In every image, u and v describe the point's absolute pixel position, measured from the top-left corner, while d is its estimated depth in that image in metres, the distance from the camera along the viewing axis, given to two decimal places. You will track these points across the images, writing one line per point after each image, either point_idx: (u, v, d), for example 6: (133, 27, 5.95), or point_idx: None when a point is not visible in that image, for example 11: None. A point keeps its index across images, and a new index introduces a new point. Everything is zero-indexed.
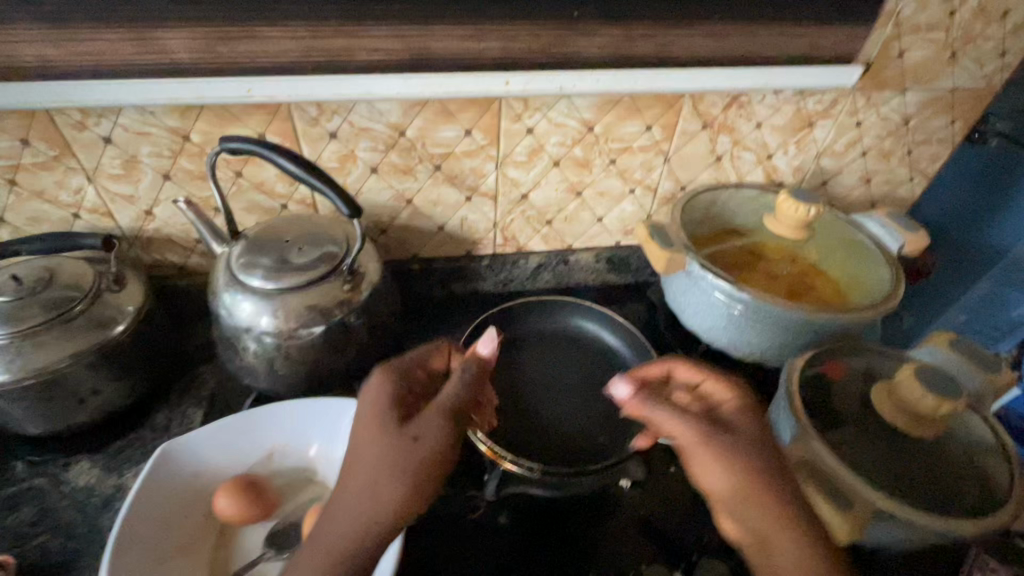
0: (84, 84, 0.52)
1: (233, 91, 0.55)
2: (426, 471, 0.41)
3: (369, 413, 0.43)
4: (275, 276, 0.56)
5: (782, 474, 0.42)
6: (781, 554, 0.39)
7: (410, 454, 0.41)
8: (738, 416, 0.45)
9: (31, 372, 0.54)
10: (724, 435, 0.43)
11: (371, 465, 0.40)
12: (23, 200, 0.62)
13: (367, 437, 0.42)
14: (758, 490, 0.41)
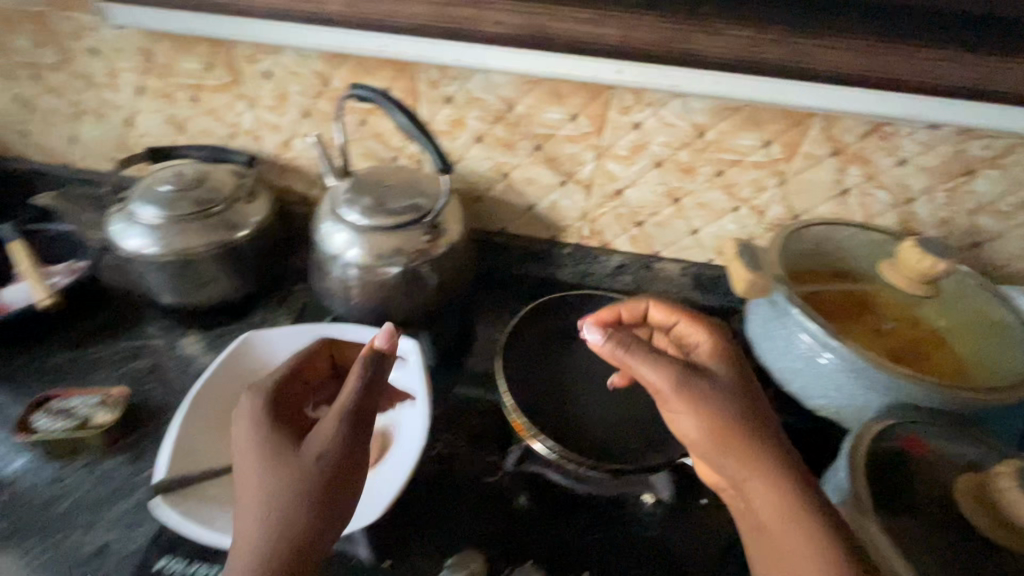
0: (260, 21, 0.62)
1: (372, 45, 0.62)
2: (333, 483, 0.42)
3: (255, 444, 0.44)
4: (369, 215, 0.62)
5: (767, 421, 0.47)
6: (753, 495, 0.44)
7: (315, 471, 0.42)
8: (722, 368, 0.51)
9: (171, 251, 0.66)
10: (710, 390, 0.48)
11: (274, 490, 0.41)
12: (201, 115, 0.75)
13: (262, 468, 0.43)
14: (748, 439, 0.46)
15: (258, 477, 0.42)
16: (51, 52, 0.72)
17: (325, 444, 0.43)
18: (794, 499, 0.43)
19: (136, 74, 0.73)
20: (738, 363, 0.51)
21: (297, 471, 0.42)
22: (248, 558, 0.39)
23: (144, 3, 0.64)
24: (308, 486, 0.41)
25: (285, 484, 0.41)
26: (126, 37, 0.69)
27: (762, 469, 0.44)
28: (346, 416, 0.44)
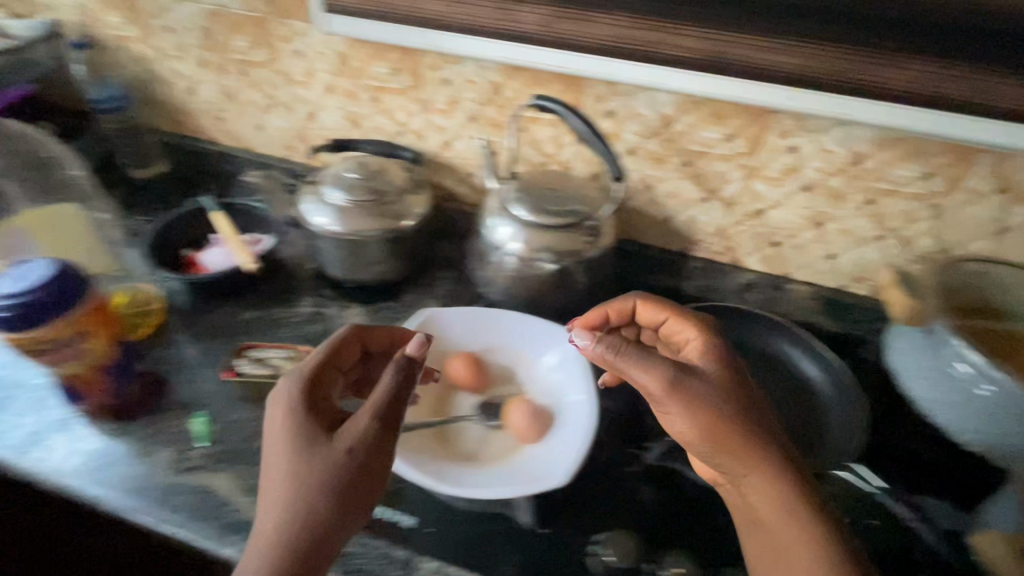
0: (455, 34, 0.70)
1: (553, 60, 0.68)
2: (360, 478, 0.45)
3: (286, 432, 0.47)
4: (536, 212, 0.68)
5: (765, 421, 0.51)
6: (750, 485, 0.50)
7: (339, 467, 0.45)
8: (715, 368, 0.54)
9: (352, 231, 0.75)
10: (701, 389, 0.51)
11: (304, 475, 0.44)
12: (376, 113, 0.84)
13: (290, 455, 0.46)
14: (744, 442, 0.50)
15: (287, 462, 0.45)
16: (262, 52, 0.83)
17: (352, 441, 0.46)
18: (789, 492, 0.48)
19: (329, 74, 0.82)
20: (733, 362, 0.55)
21: (325, 463, 0.45)
22: (274, 536, 0.43)
23: (355, 14, 0.72)
24: (336, 477, 0.44)
25: (312, 472, 0.44)
26: (328, 42, 0.79)
27: (760, 470, 0.49)
28: (376, 416, 0.47)
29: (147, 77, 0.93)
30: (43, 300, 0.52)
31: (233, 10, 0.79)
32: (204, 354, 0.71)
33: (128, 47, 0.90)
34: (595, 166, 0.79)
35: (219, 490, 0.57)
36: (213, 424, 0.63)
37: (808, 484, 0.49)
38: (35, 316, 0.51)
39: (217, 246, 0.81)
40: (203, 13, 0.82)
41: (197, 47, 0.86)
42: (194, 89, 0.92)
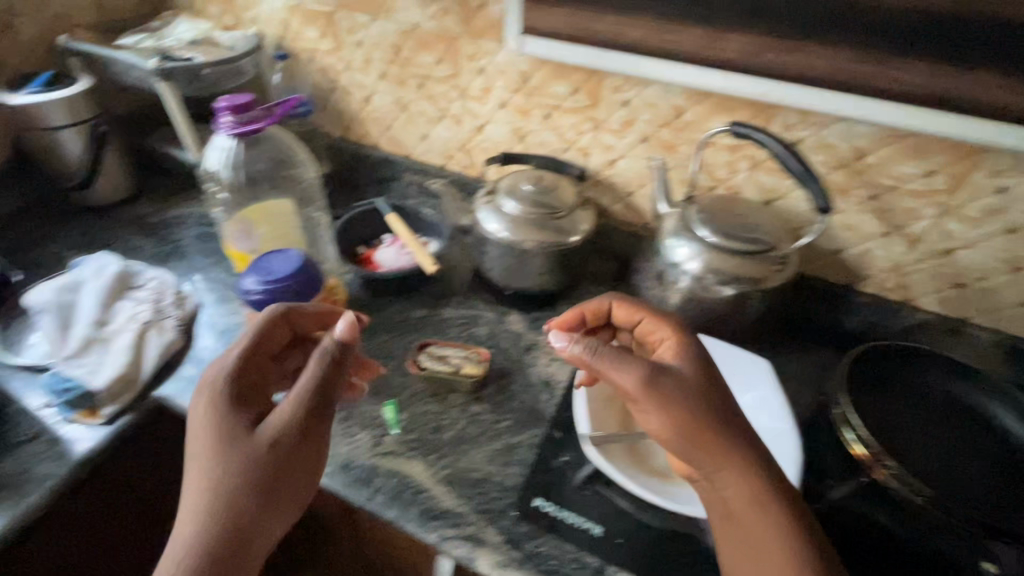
0: (649, 60, 0.71)
1: (754, 88, 0.68)
2: (276, 466, 0.47)
3: (217, 427, 0.47)
4: (719, 235, 0.69)
5: (735, 432, 0.51)
6: (726, 486, 0.50)
7: (259, 458, 0.46)
8: (690, 375, 0.54)
9: (525, 242, 0.78)
10: (674, 391, 0.52)
11: (228, 462, 0.46)
12: (545, 129, 0.88)
13: (216, 444, 0.47)
14: (716, 448, 0.50)
15: (210, 454, 0.46)
16: (444, 67, 0.88)
17: (276, 432, 0.47)
18: (772, 508, 0.49)
19: (505, 91, 0.86)
20: (708, 371, 0.55)
21: (247, 451, 0.46)
22: (200, 520, 0.44)
23: (549, 37, 0.75)
24: (255, 463, 0.46)
25: (238, 459, 0.46)
26: (512, 62, 0.83)
27: (739, 472, 0.50)
28: (297, 414, 0.48)
29: (328, 86, 1.01)
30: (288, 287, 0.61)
31: (426, 28, 0.85)
32: (382, 346, 0.76)
33: (317, 59, 0.98)
34: (768, 193, 0.78)
35: (415, 477, 0.61)
36: (401, 413, 0.67)
37: (785, 495, 0.50)
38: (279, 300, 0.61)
39: (391, 246, 0.88)
40: (395, 31, 0.88)
41: (381, 61, 0.93)
42: (369, 99, 1.00)
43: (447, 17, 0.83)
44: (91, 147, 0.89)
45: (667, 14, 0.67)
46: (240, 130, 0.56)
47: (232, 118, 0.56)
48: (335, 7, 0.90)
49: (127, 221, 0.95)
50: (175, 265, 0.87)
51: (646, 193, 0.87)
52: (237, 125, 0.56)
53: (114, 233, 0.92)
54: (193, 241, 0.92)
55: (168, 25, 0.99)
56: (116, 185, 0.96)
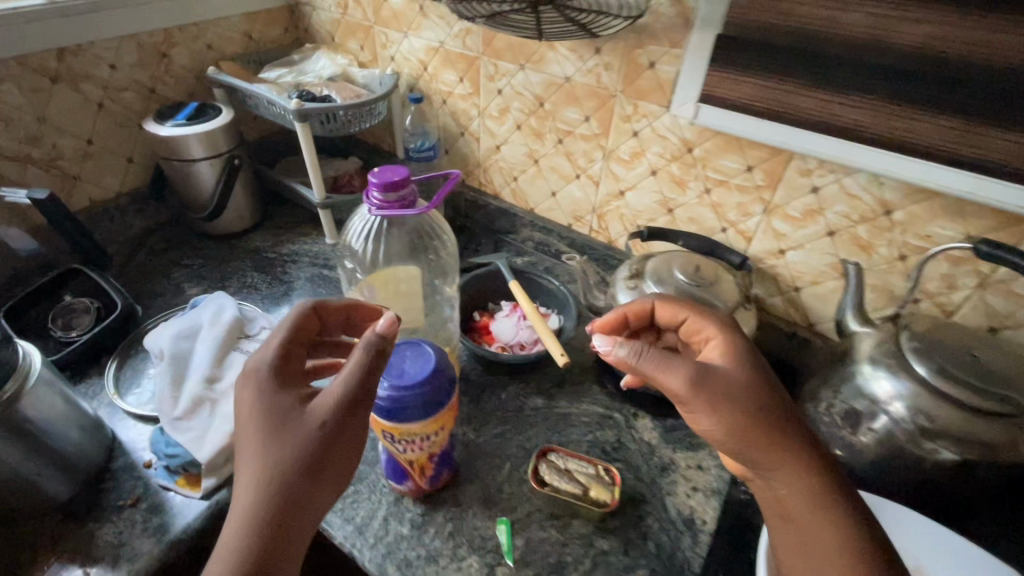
0: (869, 148, 0.57)
1: (1017, 198, 0.52)
2: (331, 448, 0.40)
3: (262, 407, 0.41)
4: (948, 380, 0.53)
5: (787, 434, 0.45)
6: (787, 490, 0.45)
7: (309, 440, 0.39)
8: (738, 374, 0.48)
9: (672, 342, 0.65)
10: (722, 386, 0.46)
11: (277, 447, 0.39)
12: (701, 205, 0.76)
13: (264, 426, 0.40)
14: (767, 447, 0.45)
15: (260, 435, 0.39)
16: (591, 125, 0.79)
17: (327, 411, 0.40)
18: (833, 513, 0.43)
19: (660, 158, 0.75)
20: (757, 368, 0.49)
21: (298, 434, 0.39)
22: (244, 512, 0.37)
23: (732, 108, 0.64)
24: (313, 450, 0.39)
25: (287, 445, 0.39)
26: (676, 127, 0.72)
27: (795, 477, 0.44)
28: (344, 397, 0.41)
29: (457, 130, 0.96)
30: (417, 399, 0.49)
31: (578, 83, 0.76)
32: (495, 441, 0.67)
33: (450, 102, 0.93)
34: (996, 319, 0.61)
35: None
36: (516, 538, 0.57)
37: (846, 500, 0.44)
38: (405, 411, 0.49)
39: (509, 316, 0.80)
40: (542, 82, 0.80)
41: (518, 111, 0.85)
42: (499, 148, 0.92)
43: (606, 73, 0.73)
44: (224, 179, 0.88)
45: (908, 99, 0.53)
46: (390, 212, 0.50)
47: (383, 197, 0.50)
48: (478, 52, 0.84)
49: (245, 253, 0.93)
50: (286, 309, 0.83)
51: (819, 291, 0.72)
52: (387, 205, 0.50)
53: (232, 266, 0.90)
54: (306, 284, 0.88)
55: (308, 59, 0.98)
56: (241, 216, 0.95)
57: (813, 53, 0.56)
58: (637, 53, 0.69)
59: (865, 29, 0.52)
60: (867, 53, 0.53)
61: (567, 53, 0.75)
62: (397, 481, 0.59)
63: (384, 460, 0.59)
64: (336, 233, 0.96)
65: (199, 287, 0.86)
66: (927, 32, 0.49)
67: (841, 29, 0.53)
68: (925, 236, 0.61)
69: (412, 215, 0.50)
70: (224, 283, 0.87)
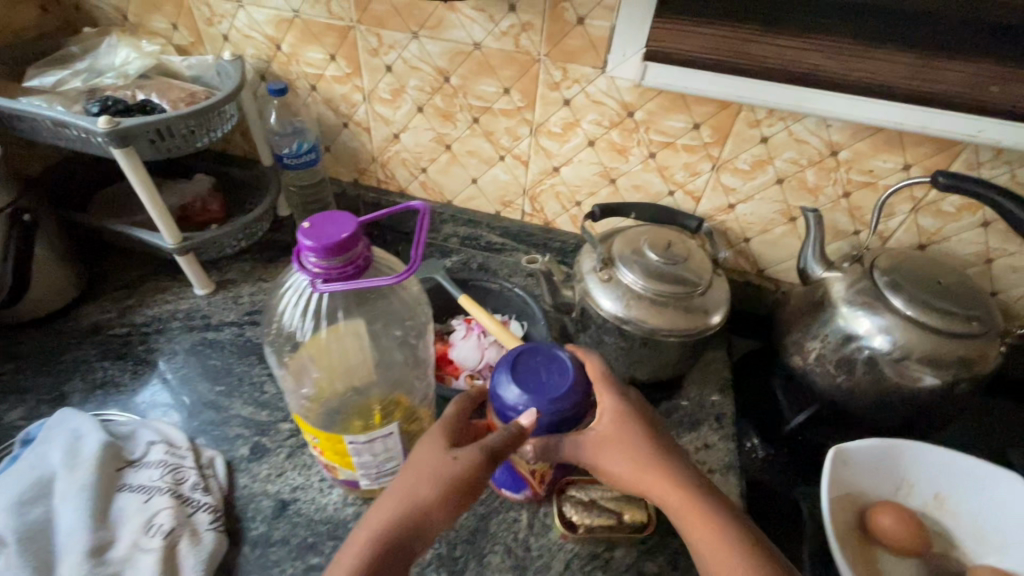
0: (832, 94, 0.54)
1: (967, 130, 0.53)
2: (465, 485, 0.43)
3: (429, 436, 0.46)
4: (926, 310, 0.54)
5: (659, 464, 0.46)
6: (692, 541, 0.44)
7: (447, 474, 0.43)
8: (611, 424, 0.48)
9: (665, 330, 0.60)
10: (607, 464, 0.47)
11: (426, 467, 0.43)
12: (646, 171, 0.70)
13: (429, 444, 0.45)
14: (646, 479, 0.46)
15: (418, 459, 0.44)
16: (512, 98, 0.68)
17: (467, 456, 0.43)
18: (717, 523, 0.44)
19: (598, 126, 0.67)
20: (637, 408, 0.49)
21: (440, 463, 0.43)
22: (386, 509, 0.42)
23: (684, 63, 0.57)
24: (449, 481, 0.42)
25: (432, 467, 0.43)
26: (613, 89, 0.64)
27: (676, 504, 0.45)
28: (484, 451, 0.43)
29: (337, 122, 0.77)
30: (549, 420, 0.46)
31: (491, 49, 0.64)
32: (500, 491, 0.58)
33: (322, 87, 0.74)
34: (925, 237, 0.66)
35: None
36: None
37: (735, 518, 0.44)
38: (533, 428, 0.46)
39: (467, 337, 0.69)
40: (444, 52, 0.66)
41: (417, 90, 0.70)
42: (397, 136, 0.77)
43: (525, 34, 0.62)
44: (14, 251, 0.61)
45: (867, 39, 0.53)
46: (339, 283, 0.36)
47: (326, 263, 0.35)
48: (352, 20, 0.66)
49: (79, 338, 0.67)
50: (173, 404, 0.62)
51: (768, 239, 0.72)
52: (333, 274, 0.36)
53: (66, 362, 0.65)
54: (188, 360, 0.66)
55: (99, 51, 0.70)
56: (57, 289, 0.68)
57: None
58: (562, 7, 0.59)
59: None
60: None
61: (473, 13, 0.62)
62: (514, 490, 0.55)
63: (497, 473, 0.54)
64: (207, 280, 0.73)
65: (22, 408, 0.60)
66: None
67: None
68: (868, 171, 0.62)
69: (370, 282, 0.36)
70: (64, 391, 0.62)
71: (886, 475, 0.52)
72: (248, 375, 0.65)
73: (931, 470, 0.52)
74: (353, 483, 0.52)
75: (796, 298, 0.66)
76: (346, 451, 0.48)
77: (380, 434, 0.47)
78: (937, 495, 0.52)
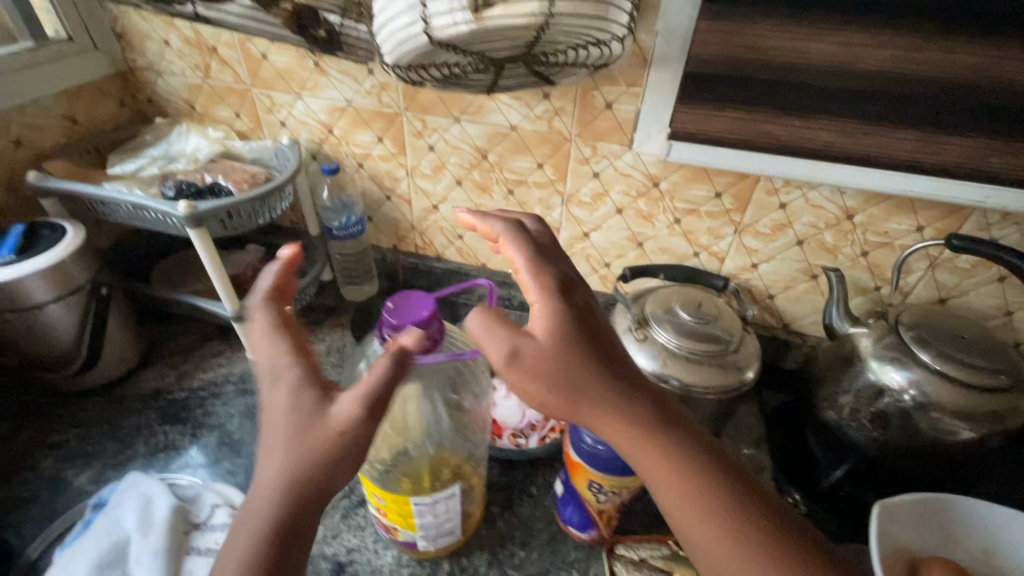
0: (839, 165, 0.60)
1: (971, 194, 0.58)
2: (354, 456, 0.32)
3: (282, 411, 0.33)
4: (954, 364, 0.56)
5: (601, 382, 0.38)
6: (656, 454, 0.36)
7: (335, 447, 0.31)
8: (547, 317, 0.39)
9: (702, 388, 0.62)
10: (545, 361, 0.38)
11: (301, 444, 0.31)
12: (671, 234, 0.75)
13: (288, 416, 0.32)
14: (586, 400, 0.37)
15: (287, 444, 0.31)
16: (545, 171, 0.74)
17: (352, 415, 0.32)
18: (666, 452, 0.36)
19: (625, 196, 0.73)
20: (576, 319, 0.39)
21: (318, 433, 0.31)
22: (259, 514, 0.30)
23: (705, 142, 0.63)
24: (338, 455, 0.31)
25: (311, 447, 0.31)
26: (639, 164, 0.69)
27: (621, 429, 0.37)
28: (366, 401, 0.33)
29: (381, 195, 0.84)
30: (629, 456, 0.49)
31: (526, 130, 0.70)
32: (548, 551, 0.59)
33: (368, 164, 0.81)
34: (945, 291, 0.69)
35: None
36: None
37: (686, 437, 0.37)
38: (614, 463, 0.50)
39: (508, 397, 0.72)
40: (482, 133, 0.72)
41: (457, 166, 0.77)
42: (436, 207, 0.83)
43: (557, 118, 0.68)
44: (89, 322, 0.66)
45: (875, 117, 0.56)
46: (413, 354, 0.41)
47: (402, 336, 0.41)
48: (399, 108, 0.73)
49: (141, 403, 0.71)
50: (230, 467, 0.64)
51: (792, 295, 0.76)
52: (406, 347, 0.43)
53: (129, 427, 0.68)
54: (242, 422, 0.70)
55: (171, 140, 0.78)
56: (123, 356, 0.72)
57: (782, 83, 0.57)
58: (592, 94, 0.65)
59: (831, 55, 0.54)
60: (831, 79, 0.55)
61: (511, 101, 0.69)
62: (580, 529, 0.58)
63: (564, 508, 0.59)
64: None
65: (89, 473, 0.63)
66: (883, 56, 0.53)
67: (805, 57, 0.55)
68: (883, 232, 0.66)
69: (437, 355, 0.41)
70: (128, 456, 0.65)
71: (933, 531, 0.53)
72: None
73: (985, 525, 0.53)
74: (411, 544, 0.54)
75: (825, 353, 0.68)
76: (410, 511, 0.50)
77: (443, 494, 0.50)
78: (983, 550, 0.53)
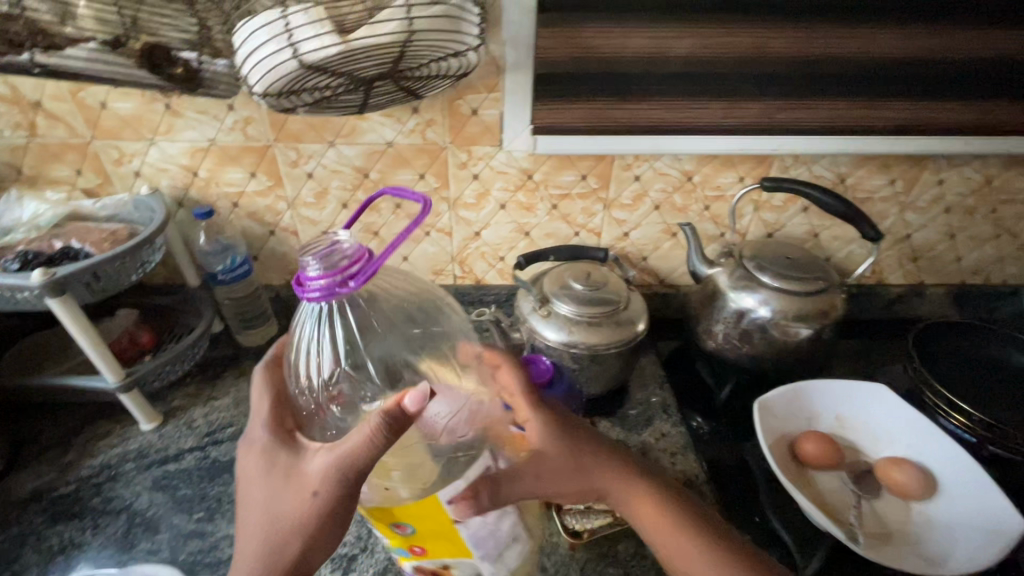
0: (671, 136, 0.72)
1: (768, 145, 0.73)
2: (325, 514, 0.40)
3: (265, 473, 0.42)
4: (786, 279, 0.70)
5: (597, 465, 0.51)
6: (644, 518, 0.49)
7: (310, 507, 0.40)
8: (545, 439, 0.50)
9: (608, 344, 0.71)
10: (552, 472, 0.49)
11: (284, 505, 0.41)
12: (552, 219, 0.83)
13: (269, 477, 0.42)
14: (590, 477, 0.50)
15: (269, 498, 0.41)
16: (427, 181, 0.78)
17: (323, 480, 0.39)
18: (651, 500, 0.50)
19: (505, 192, 0.79)
20: (563, 429, 0.51)
21: (292, 494, 0.40)
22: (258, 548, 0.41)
23: (563, 132, 0.72)
24: (310, 513, 0.40)
25: (289, 506, 0.40)
26: (511, 160, 0.76)
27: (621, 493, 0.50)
28: (337, 473, 0.39)
29: (263, 231, 0.81)
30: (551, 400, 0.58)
31: (402, 145, 0.74)
32: None
33: (244, 203, 0.78)
34: (770, 227, 0.85)
35: None
36: None
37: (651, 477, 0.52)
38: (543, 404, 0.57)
39: None
40: (360, 153, 0.74)
41: (339, 189, 0.78)
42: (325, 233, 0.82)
43: (430, 129, 0.73)
44: None
45: (689, 94, 0.69)
46: (357, 271, 0.40)
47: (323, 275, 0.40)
48: (269, 140, 0.73)
49: (19, 510, 0.62)
50: (149, 547, 0.59)
51: (660, 254, 0.87)
52: (332, 284, 0.40)
53: (9, 540, 0.59)
54: (153, 497, 0.64)
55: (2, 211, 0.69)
56: None
57: (613, 73, 0.67)
58: (457, 104, 0.71)
59: (645, 47, 0.65)
60: (651, 67, 0.67)
61: (382, 119, 0.72)
62: None
63: None
64: (153, 413, 0.71)
65: None
66: (683, 44, 0.65)
67: (628, 51, 0.65)
68: (717, 187, 0.80)
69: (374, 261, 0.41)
70: (15, 571, 0.56)
71: (792, 414, 0.66)
72: (225, 493, 0.64)
73: (827, 399, 0.67)
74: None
75: (694, 295, 0.80)
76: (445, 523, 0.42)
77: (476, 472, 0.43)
78: (829, 418, 0.67)
